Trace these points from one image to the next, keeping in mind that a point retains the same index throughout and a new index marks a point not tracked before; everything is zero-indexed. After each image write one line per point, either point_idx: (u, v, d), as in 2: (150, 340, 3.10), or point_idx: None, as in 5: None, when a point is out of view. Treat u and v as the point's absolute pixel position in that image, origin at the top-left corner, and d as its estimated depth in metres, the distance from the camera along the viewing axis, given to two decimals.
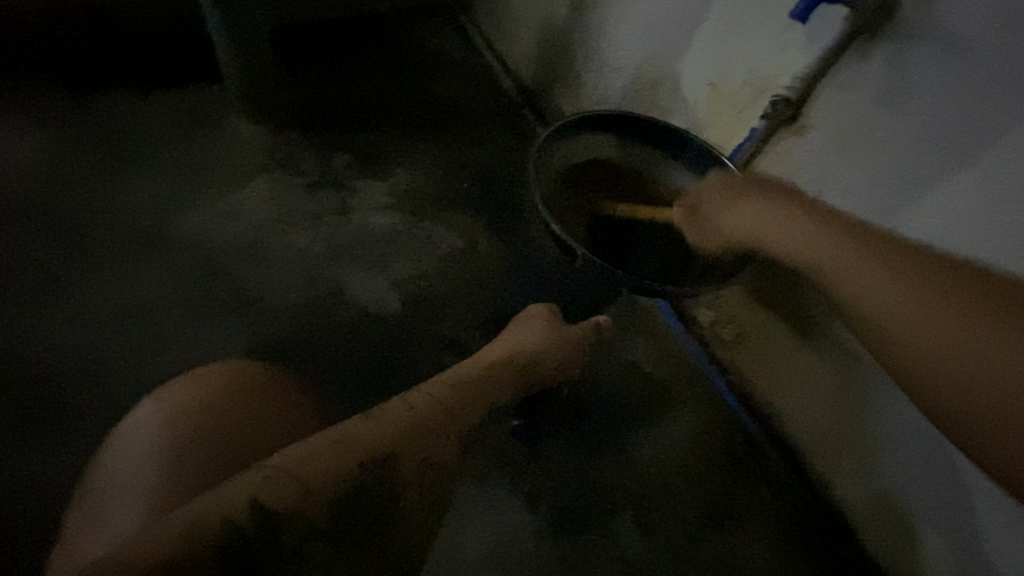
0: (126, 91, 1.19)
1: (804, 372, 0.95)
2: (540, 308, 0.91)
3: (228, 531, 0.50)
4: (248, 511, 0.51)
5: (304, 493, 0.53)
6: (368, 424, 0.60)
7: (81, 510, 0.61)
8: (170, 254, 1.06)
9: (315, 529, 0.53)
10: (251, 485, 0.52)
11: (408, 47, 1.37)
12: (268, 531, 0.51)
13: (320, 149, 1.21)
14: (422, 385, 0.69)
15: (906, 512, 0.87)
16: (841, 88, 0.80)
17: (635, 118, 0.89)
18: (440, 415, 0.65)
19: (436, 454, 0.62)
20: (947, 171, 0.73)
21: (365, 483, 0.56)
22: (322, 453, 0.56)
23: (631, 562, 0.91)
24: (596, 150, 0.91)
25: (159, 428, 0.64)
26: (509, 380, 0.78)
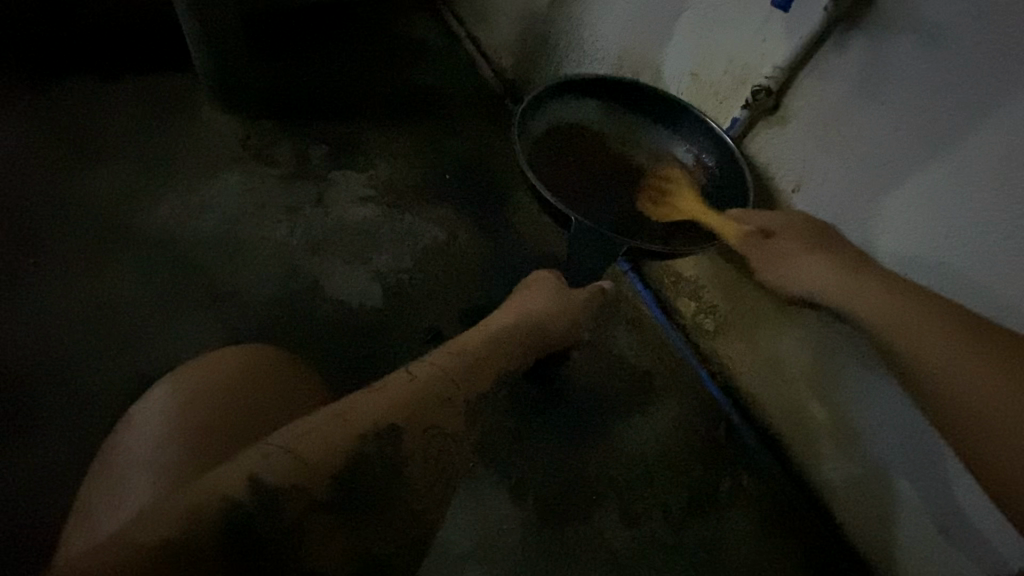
0: (90, 80, 1.15)
1: (787, 360, 0.95)
2: (542, 274, 0.85)
3: (226, 510, 0.47)
4: (247, 487, 0.48)
5: (305, 468, 0.50)
6: (370, 395, 0.56)
7: (92, 486, 0.57)
8: (139, 248, 1.02)
9: (317, 501, 0.50)
10: (247, 461, 0.49)
11: (385, 36, 1.35)
12: (269, 505, 0.48)
13: (296, 140, 1.18)
14: (428, 355, 0.65)
15: (887, 495, 0.89)
16: (820, 78, 0.81)
17: (617, 84, 0.89)
18: (446, 384, 0.60)
19: (442, 424, 0.58)
20: (928, 159, 0.73)
21: (367, 457, 0.52)
22: (322, 427, 0.52)
23: (618, 552, 0.91)
24: (580, 118, 0.89)
25: (169, 402, 0.59)
26: (518, 348, 0.74)
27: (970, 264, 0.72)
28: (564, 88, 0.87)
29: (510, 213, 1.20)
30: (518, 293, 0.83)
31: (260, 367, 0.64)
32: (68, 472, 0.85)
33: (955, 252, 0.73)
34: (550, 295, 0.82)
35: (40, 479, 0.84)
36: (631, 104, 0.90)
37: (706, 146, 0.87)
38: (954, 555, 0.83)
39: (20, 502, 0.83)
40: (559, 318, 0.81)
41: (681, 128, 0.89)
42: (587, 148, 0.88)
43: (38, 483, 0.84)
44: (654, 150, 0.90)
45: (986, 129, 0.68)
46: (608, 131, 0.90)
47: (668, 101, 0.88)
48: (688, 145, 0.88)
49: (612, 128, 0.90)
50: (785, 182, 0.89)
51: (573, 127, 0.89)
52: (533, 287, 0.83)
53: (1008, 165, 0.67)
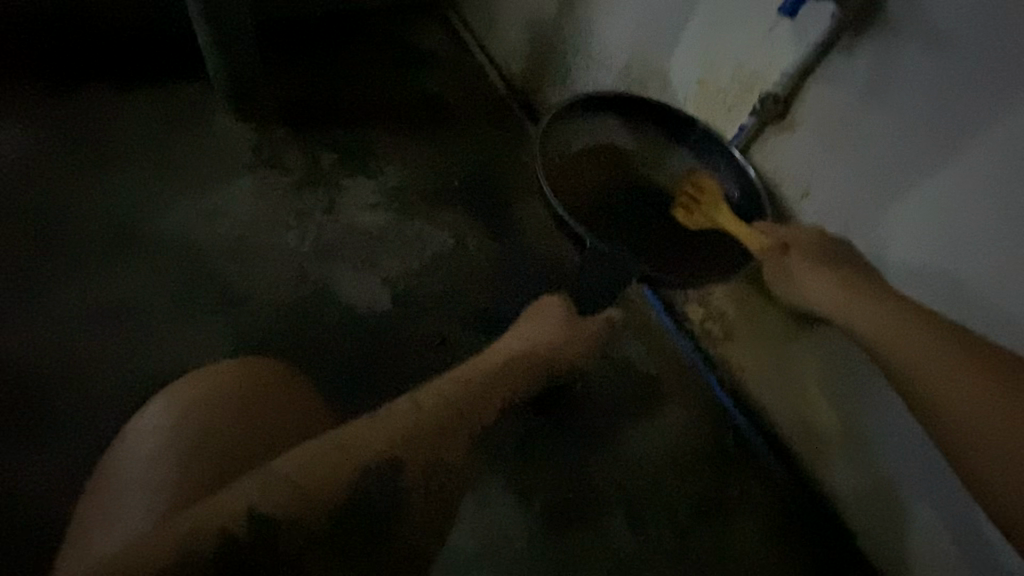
0: (107, 89, 1.17)
1: (796, 367, 0.95)
2: (551, 299, 0.86)
3: (225, 543, 0.48)
4: (244, 519, 0.49)
5: (305, 500, 0.51)
6: (372, 424, 0.57)
7: (92, 501, 0.58)
8: (153, 253, 1.04)
9: (314, 537, 0.51)
10: (246, 493, 0.50)
11: (395, 43, 1.36)
12: (265, 538, 0.49)
13: (307, 146, 1.20)
14: (434, 380, 0.66)
15: (898, 504, 0.88)
16: (828, 83, 0.80)
17: (634, 100, 0.89)
18: (449, 412, 0.61)
19: (444, 456, 0.58)
20: (938, 164, 0.72)
21: (367, 491, 0.53)
22: (323, 457, 0.53)
23: (624, 558, 0.91)
24: (603, 135, 0.91)
25: (173, 421, 0.60)
26: (522, 377, 0.75)
27: (982, 270, 0.71)
28: (584, 105, 0.88)
29: (518, 219, 1.20)
30: (525, 322, 0.84)
31: (261, 384, 0.65)
32: (86, 472, 0.88)
33: (967, 257, 0.72)
34: (557, 324, 0.82)
35: (58, 478, 0.87)
36: (648, 120, 0.90)
37: (727, 173, 0.86)
38: (968, 565, 0.82)
39: (39, 501, 0.85)
40: (564, 348, 0.81)
41: (697, 143, 0.89)
42: (602, 163, 0.90)
43: (56, 482, 0.86)
44: (671, 166, 0.90)
45: (997, 133, 0.67)
46: (631, 149, 0.92)
47: (682, 118, 0.88)
48: (703, 163, 0.89)
49: (635, 146, 0.91)
50: (794, 187, 0.88)
51: (598, 143, 0.91)
52: (543, 314, 0.84)
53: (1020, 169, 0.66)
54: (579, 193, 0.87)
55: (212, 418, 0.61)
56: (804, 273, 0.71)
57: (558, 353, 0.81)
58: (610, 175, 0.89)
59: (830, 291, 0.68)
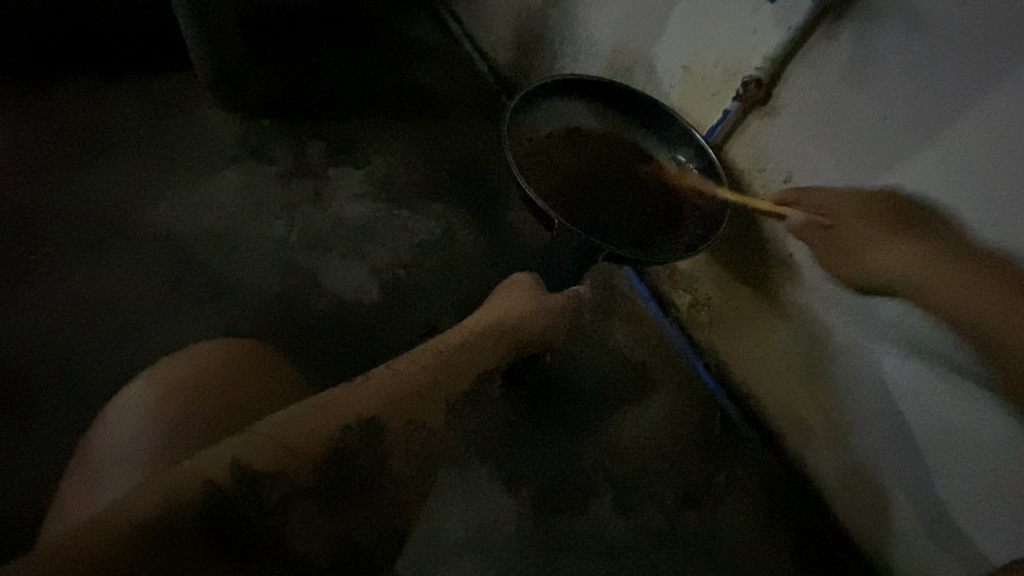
0: (90, 79, 1.16)
1: (780, 353, 0.96)
2: (520, 278, 0.85)
3: (212, 495, 0.47)
4: (230, 474, 0.48)
5: (289, 457, 0.51)
6: (353, 388, 0.57)
7: (71, 479, 0.58)
8: (139, 244, 1.04)
9: (301, 488, 0.51)
10: (229, 449, 0.49)
11: (382, 34, 1.36)
12: (251, 493, 0.49)
13: (294, 136, 1.19)
14: (413, 350, 0.66)
15: (877, 483, 0.90)
16: (808, 68, 0.81)
17: (607, 86, 0.90)
18: (427, 380, 0.61)
19: (428, 417, 0.59)
20: (914, 149, 0.73)
21: (354, 449, 0.54)
22: (305, 415, 0.53)
23: (611, 542, 0.92)
24: (574, 115, 0.91)
25: (153, 399, 0.60)
26: (500, 348, 0.75)
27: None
28: (556, 88, 0.89)
29: (505, 208, 1.21)
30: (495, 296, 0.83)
31: (244, 363, 0.65)
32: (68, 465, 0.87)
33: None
34: (530, 297, 0.82)
35: (41, 470, 0.86)
36: (618, 105, 0.91)
37: (693, 155, 0.89)
38: (943, 545, 0.84)
39: (21, 494, 0.84)
40: (540, 320, 0.81)
41: (666, 130, 0.90)
42: (577, 144, 0.89)
43: (38, 476, 0.86)
44: (642, 149, 0.91)
45: (973, 117, 0.68)
46: (607, 132, 0.92)
47: (653, 105, 0.90)
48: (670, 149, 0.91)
49: (609, 129, 0.92)
50: (776, 173, 0.89)
51: (568, 128, 0.90)
52: (510, 292, 0.83)
53: (998, 151, 0.67)
54: (557, 171, 0.87)
55: (192, 395, 0.61)
56: (876, 253, 0.68)
57: (531, 324, 0.80)
58: (586, 153, 0.89)
59: (914, 262, 0.66)
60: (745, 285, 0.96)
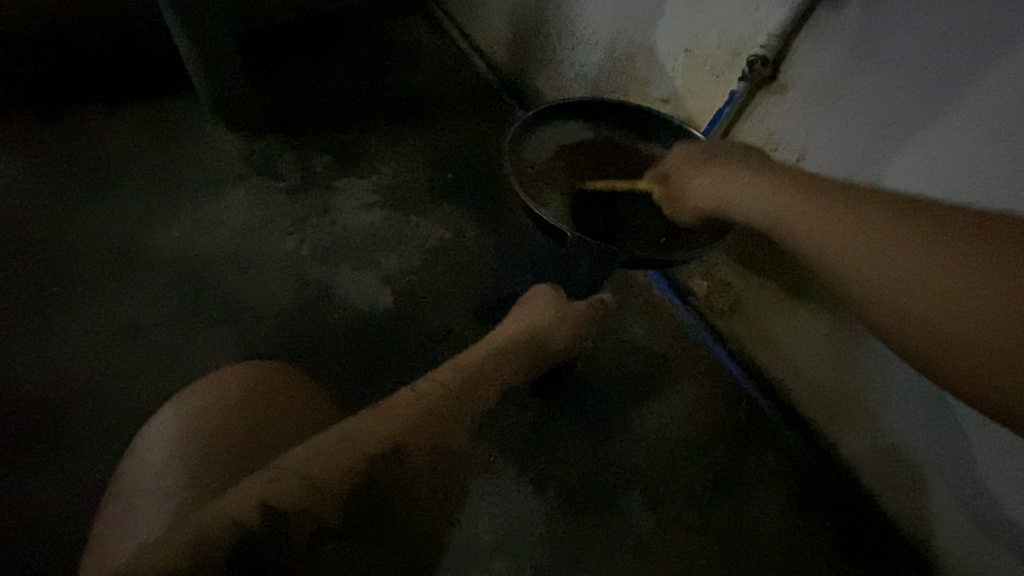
0: (96, 111, 1.17)
1: (803, 338, 0.94)
2: (543, 289, 0.85)
3: (237, 539, 0.46)
4: (258, 514, 0.47)
5: (315, 492, 0.50)
6: (376, 415, 0.57)
7: (105, 520, 0.58)
8: (155, 269, 1.05)
9: (328, 526, 0.50)
10: (258, 487, 0.49)
11: (379, 41, 1.35)
12: (280, 532, 0.47)
13: (298, 151, 1.20)
14: (431, 372, 0.67)
15: (913, 465, 0.88)
16: (817, 42, 0.78)
17: (605, 104, 0.89)
18: (449, 400, 0.63)
19: (445, 435, 0.60)
20: (931, 119, 0.71)
21: (377, 473, 0.53)
22: (329, 449, 0.53)
23: (642, 537, 0.91)
24: (577, 136, 0.90)
25: (178, 434, 0.61)
26: (520, 365, 0.75)
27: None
28: (550, 113, 0.88)
29: (513, 207, 1.19)
30: (514, 311, 0.83)
31: (264, 388, 0.66)
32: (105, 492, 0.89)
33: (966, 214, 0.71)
34: (552, 309, 0.81)
35: (80, 499, 0.88)
36: (619, 121, 0.90)
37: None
38: (976, 519, 0.83)
39: (63, 523, 0.86)
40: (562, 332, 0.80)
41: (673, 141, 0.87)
42: (586, 163, 0.87)
43: (77, 503, 0.88)
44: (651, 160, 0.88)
45: (992, 84, 0.65)
46: (613, 147, 0.89)
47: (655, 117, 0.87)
48: None
49: (617, 145, 0.90)
50: (790, 152, 0.87)
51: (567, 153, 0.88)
52: (530, 305, 0.82)
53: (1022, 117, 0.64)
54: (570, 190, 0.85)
55: (217, 425, 0.61)
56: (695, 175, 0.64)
57: (554, 337, 0.79)
58: (597, 170, 0.87)
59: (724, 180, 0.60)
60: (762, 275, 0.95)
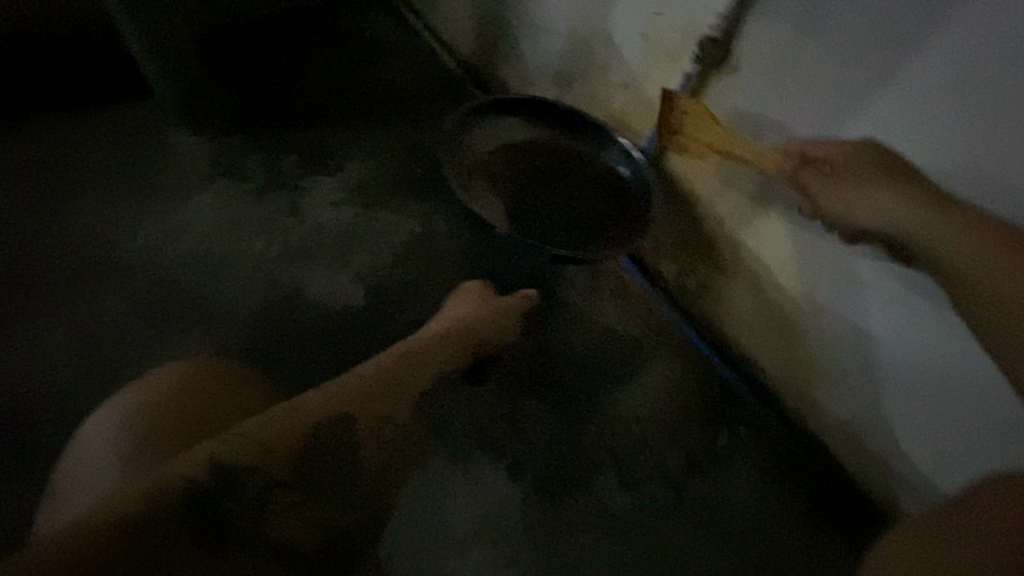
0: (52, 117, 1.15)
1: (765, 310, 0.97)
2: (471, 287, 0.89)
3: (189, 490, 0.53)
4: (208, 470, 0.54)
5: (264, 450, 0.57)
6: (325, 390, 0.63)
7: (51, 501, 0.64)
8: (121, 275, 1.04)
9: (276, 481, 0.57)
10: (209, 448, 0.55)
11: (341, 37, 1.34)
12: (229, 486, 0.55)
13: (264, 151, 1.19)
14: (376, 355, 0.70)
15: (879, 429, 0.91)
16: (764, 21, 0.79)
17: (539, 101, 0.98)
18: (394, 379, 0.68)
19: (394, 412, 0.66)
20: (874, 92, 0.74)
21: (324, 442, 0.60)
22: (278, 418, 0.59)
23: (619, 517, 0.92)
24: (513, 132, 0.99)
25: (121, 424, 0.66)
26: (456, 353, 0.76)
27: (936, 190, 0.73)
28: (492, 107, 0.97)
29: None
30: (445, 307, 0.87)
31: (204, 382, 0.70)
32: None
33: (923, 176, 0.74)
34: (477, 304, 0.85)
35: None
36: (550, 119, 0.99)
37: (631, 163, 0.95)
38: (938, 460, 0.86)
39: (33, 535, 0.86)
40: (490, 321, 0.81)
41: (597, 140, 0.97)
42: (520, 160, 0.97)
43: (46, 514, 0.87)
44: (577, 158, 0.99)
45: (943, 45, 0.68)
46: (545, 145, 0.99)
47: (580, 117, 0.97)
48: (607, 157, 0.97)
49: (548, 141, 0.99)
50: (744, 133, 0.87)
51: (509, 149, 0.98)
52: (463, 301, 0.86)
53: (972, 78, 0.67)
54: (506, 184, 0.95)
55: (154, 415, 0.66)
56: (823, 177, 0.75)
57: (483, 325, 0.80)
58: (531, 167, 0.97)
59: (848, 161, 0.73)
60: (716, 253, 1.00)
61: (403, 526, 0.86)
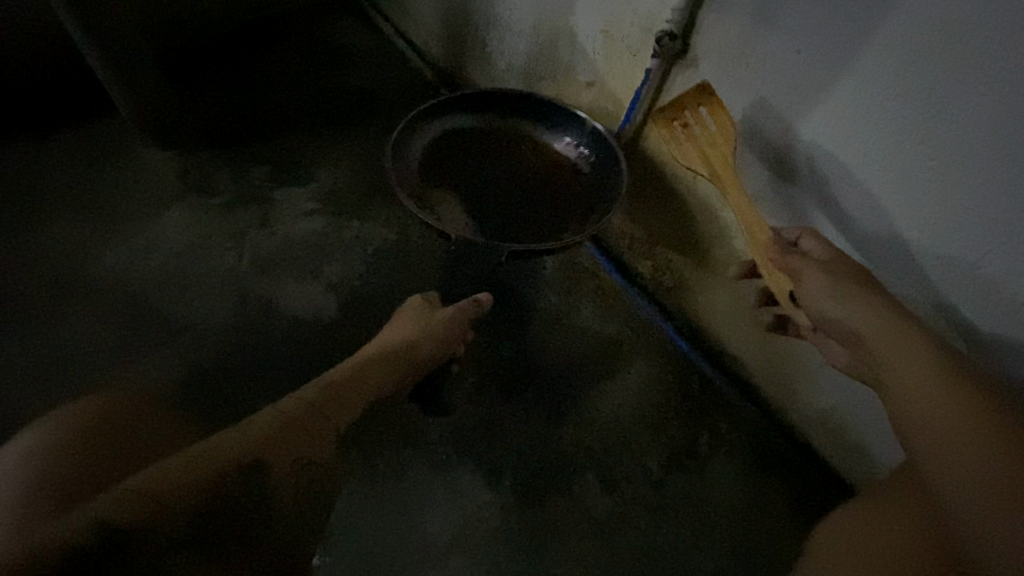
0: (18, 140, 1.14)
1: (737, 303, 0.96)
2: (415, 301, 0.88)
3: (69, 557, 0.49)
4: (93, 533, 0.50)
5: (157, 507, 0.53)
6: (240, 429, 0.62)
7: None
8: (89, 297, 1.02)
9: (175, 541, 0.53)
10: (95, 511, 0.51)
11: (310, 46, 1.33)
12: (117, 548, 0.51)
13: (232, 165, 1.18)
14: (297, 390, 0.70)
15: (853, 421, 0.89)
16: (720, 11, 0.78)
17: (485, 94, 0.97)
18: (314, 416, 0.67)
19: (309, 448, 0.65)
20: (833, 78, 0.71)
21: (230, 490, 0.57)
22: (179, 468, 0.55)
23: (600, 521, 0.91)
24: (461, 127, 0.98)
25: (6, 475, 0.58)
26: (386, 377, 0.78)
27: (910, 172, 0.69)
28: (436, 107, 0.95)
29: None
30: (384, 328, 0.85)
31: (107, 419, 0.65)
32: None
33: (894, 156, 0.70)
34: (414, 323, 0.83)
35: None
36: (500, 109, 0.98)
37: (585, 140, 0.95)
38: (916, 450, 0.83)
39: None
40: (425, 342, 0.81)
41: (553, 123, 0.97)
42: (475, 155, 0.97)
43: None
44: (535, 143, 0.98)
45: (897, 27, 0.64)
46: (497, 136, 0.99)
47: (532, 99, 0.96)
48: (567, 138, 0.97)
49: (500, 132, 0.99)
50: None
51: (454, 139, 0.97)
52: (399, 320, 0.85)
53: (933, 62, 0.63)
54: (464, 184, 0.95)
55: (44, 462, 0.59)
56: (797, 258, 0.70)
57: (415, 347, 0.81)
58: (487, 160, 0.97)
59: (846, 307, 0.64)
60: (688, 248, 0.99)
61: (378, 539, 0.86)
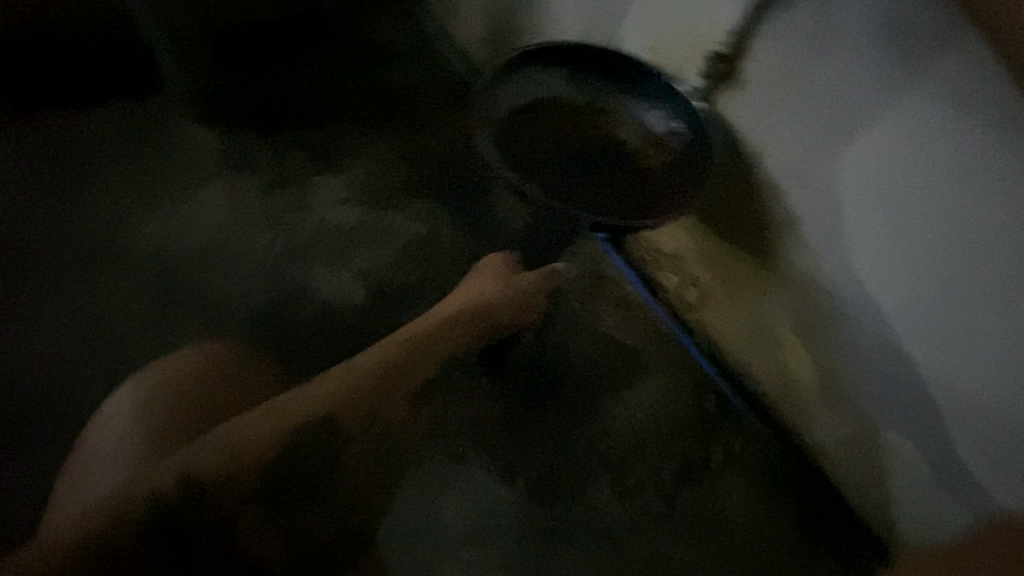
0: (66, 109, 1.16)
1: (765, 322, 0.97)
2: (495, 258, 0.94)
3: (167, 498, 0.65)
4: (177, 484, 0.66)
5: (231, 464, 0.69)
6: (314, 395, 0.77)
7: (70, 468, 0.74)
8: (130, 268, 1.06)
9: (251, 490, 0.72)
10: (186, 463, 0.67)
11: (355, 38, 1.35)
12: (200, 492, 0.67)
13: (272, 149, 1.20)
14: (374, 350, 0.83)
15: (879, 446, 0.88)
16: (773, 38, 0.80)
17: (575, 50, 0.89)
18: (386, 383, 0.81)
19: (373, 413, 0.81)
20: (880, 108, 0.73)
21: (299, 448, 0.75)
22: (254, 429, 0.72)
23: (610, 527, 0.93)
24: (545, 85, 0.90)
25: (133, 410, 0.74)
26: (461, 339, 0.88)
27: (951, 207, 0.70)
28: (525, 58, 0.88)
29: (490, 206, 1.20)
30: (468, 280, 0.93)
31: (222, 368, 0.79)
32: None
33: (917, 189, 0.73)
34: (504, 283, 0.90)
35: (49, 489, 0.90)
36: (590, 69, 0.90)
37: (679, 112, 0.87)
38: (946, 484, 0.81)
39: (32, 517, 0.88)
40: (502, 307, 0.89)
41: (648, 92, 0.89)
42: (556, 120, 0.89)
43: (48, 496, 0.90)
44: (625, 112, 0.90)
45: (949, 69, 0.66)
46: (579, 101, 0.91)
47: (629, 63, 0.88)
48: (660, 110, 0.89)
49: (583, 97, 0.91)
50: (750, 146, 0.87)
51: (540, 101, 0.89)
52: (480, 276, 0.92)
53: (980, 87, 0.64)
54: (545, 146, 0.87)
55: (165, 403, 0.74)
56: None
57: (497, 306, 0.89)
58: (572, 125, 0.90)
59: None
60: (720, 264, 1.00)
61: (393, 523, 0.89)
